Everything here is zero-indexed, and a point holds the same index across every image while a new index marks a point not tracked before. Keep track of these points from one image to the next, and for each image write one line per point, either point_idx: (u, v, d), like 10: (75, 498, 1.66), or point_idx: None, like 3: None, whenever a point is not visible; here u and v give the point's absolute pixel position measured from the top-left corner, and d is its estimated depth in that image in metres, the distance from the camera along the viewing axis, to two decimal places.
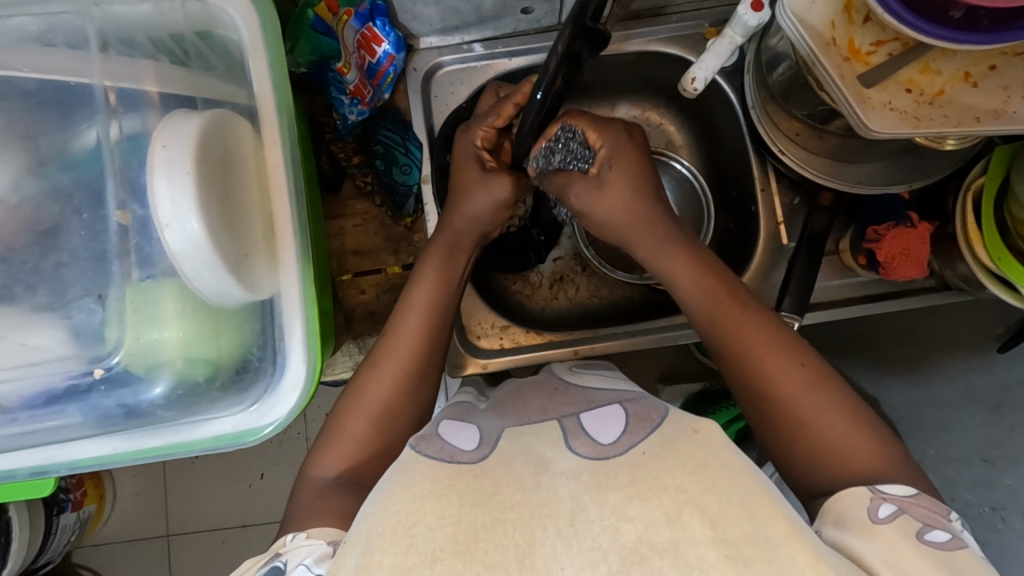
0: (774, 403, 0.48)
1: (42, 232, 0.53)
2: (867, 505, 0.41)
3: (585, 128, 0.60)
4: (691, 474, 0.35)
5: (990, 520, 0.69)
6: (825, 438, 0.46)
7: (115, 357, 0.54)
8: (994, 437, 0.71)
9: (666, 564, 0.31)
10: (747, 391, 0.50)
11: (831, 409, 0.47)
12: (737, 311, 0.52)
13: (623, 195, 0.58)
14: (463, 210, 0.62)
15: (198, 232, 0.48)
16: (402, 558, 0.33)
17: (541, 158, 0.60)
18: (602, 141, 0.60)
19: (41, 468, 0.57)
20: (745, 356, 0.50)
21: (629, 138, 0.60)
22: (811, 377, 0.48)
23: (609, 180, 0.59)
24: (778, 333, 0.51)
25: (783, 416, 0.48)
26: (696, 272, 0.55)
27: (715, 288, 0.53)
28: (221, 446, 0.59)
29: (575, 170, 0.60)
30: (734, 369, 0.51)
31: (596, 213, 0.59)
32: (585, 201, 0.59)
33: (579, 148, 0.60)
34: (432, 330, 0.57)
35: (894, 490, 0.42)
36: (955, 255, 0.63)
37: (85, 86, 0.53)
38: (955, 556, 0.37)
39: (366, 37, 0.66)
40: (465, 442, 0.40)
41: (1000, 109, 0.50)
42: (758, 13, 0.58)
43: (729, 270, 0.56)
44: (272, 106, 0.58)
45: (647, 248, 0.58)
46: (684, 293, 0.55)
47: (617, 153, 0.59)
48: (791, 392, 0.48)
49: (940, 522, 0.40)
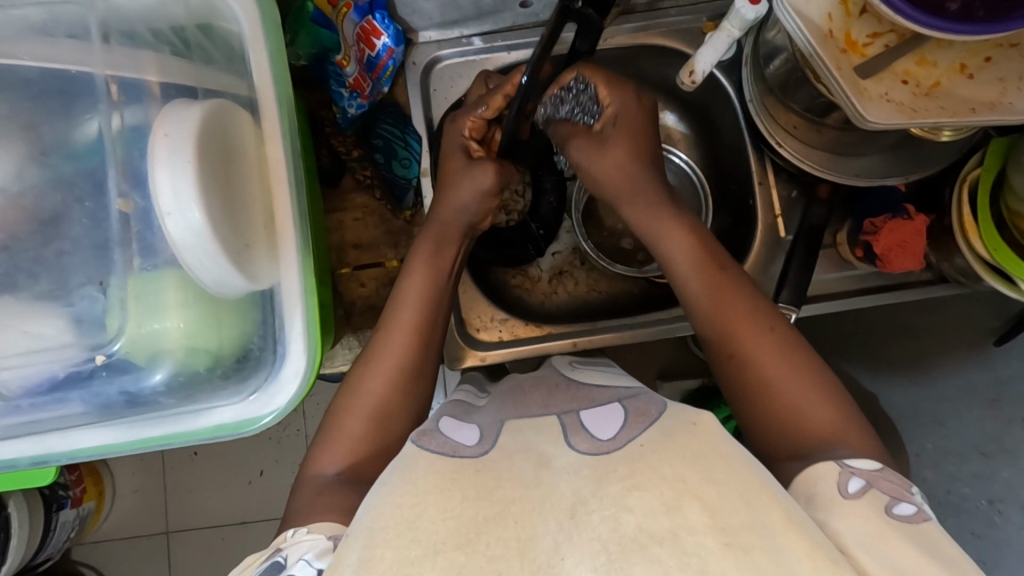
0: (742, 368, 0.49)
1: (45, 221, 0.54)
2: (836, 479, 0.41)
3: (597, 83, 0.59)
4: (688, 463, 0.35)
5: (988, 514, 0.72)
6: (789, 405, 0.47)
7: (116, 345, 0.54)
8: (993, 431, 0.72)
9: (665, 552, 0.31)
10: (723, 359, 0.50)
11: (799, 373, 0.48)
12: (722, 286, 0.52)
13: (621, 156, 0.57)
14: (448, 203, 0.62)
15: (199, 221, 0.48)
16: (406, 551, 0.33)
17: (550, 104, 0.61)
18: (611, 99, 0.59)
19: (41, 458, 0.57)
20: (721, 319, 0.51)
21: (638, 102, 0.59)
22: (783, 346, 0.49)
23: (610, 138, 0.58)
24: (756, 305, 0.51)
25: (749, 373, 0.49)
26: (690, 250, 0.54)
27: (700, 252, 0.54)
28: (222, 435, 0.59)
29: (580, 122, 0.60)
30: (706, 333, 0.52)
31: (590, 169, 0.59)
32: (585, 156, 0.59)
33: (589, 101, 0.59)
34: (425, 324, 0.57)
35: (860, 463, 0.43)
36: (953, 250, 0.64)
37: (87, 77, 0.54)
38: (922, 531, 0.38)
39: (366, 29, 0.67)
40: (467, 438, 0.41)
41: (997, 101, 0.50)
42: (755, 5, 0.58)
43: (724, 250, 0.55)
44: (272, 98, 0.58)
45: (638, 209, 0.57)
46: (676, 269, 0.54)
47: (624, 114, 0.58)
48: (765, 362, 0.49)
49: (904, 495, 0.40)
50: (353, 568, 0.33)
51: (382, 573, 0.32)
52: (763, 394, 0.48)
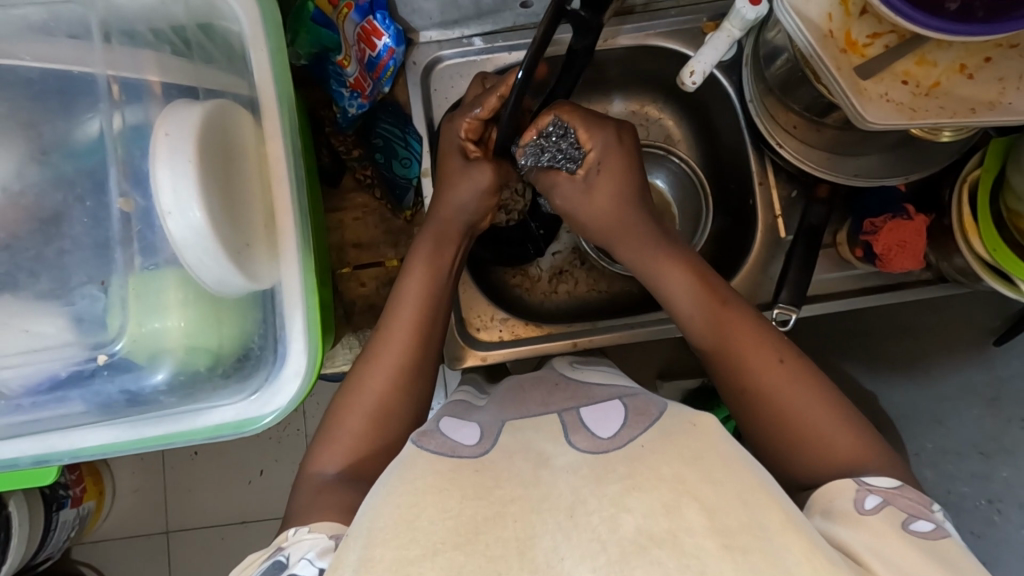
0: (762, 407, 0.49)
1: (45, 220, 0.54)
2: (853, 496, 0.42)
3: (577, 128, 0.59)
4: (687, 464, 0.35)
5: (988, 513, 0.72)
6: (814, 440, 0.47)
7: (117, 344, 0.55)
8: (992, 430, 0.73)
9: (663, 553, 0.32)
10: (738, 392, 0.51)
11: (817, 404, 0.48)
12: (729, 317, 0.52)
13: (610, 200, 0.59)
14: (446, 202, 0.62)
15: (200, 220, 0.48)
16: (406, 550, 0.33)
17: (531, 154, 0.59)
18: (593, 142, 0.59)
19: (43, 457, 0.57)
20: (732, 357, 0.51)
21: (620, 142, 0.60)
22: (796, 374, 0.49)
23: (595, 185, 0.59)
24: (766, 333, 0.51)
25: (773, 412, 0.48)
26: (693, 286, 0.54)
27: (703, 289, 0.54)
28: (224, 434, 0.60)
29: (563, 169, 0.60)
30: (720, 373, 0.52)
31: (579, 213, 0.60)
32: (570, 202, 0.60)
33: (570, 148, 0.59)
34: (425, 323, 0.57)
35: (880, 482, 0.43)
36: (952, 249, 0.64)
37: (87, 76, 0.54)
38: (940, 546, 0.38)
39: (367, 30, 0.67)
40: (466, 437, 0.41)
41: (996, 101, 0.50)
42: (756, 6, 0.59)
43: (722, 279, 0.56)
44: (272, 96, 0.58)
45: (631, 248, 0.59)
46: (681, 305, 0.55)
47: (607, 157, 0.59)
48: (780, 393, 0.49)
49: (924, 512, 0.40)
50: (352, 567, 0.33)
51: (381, 573, 0.32)
52: (787, 432, 0.48)
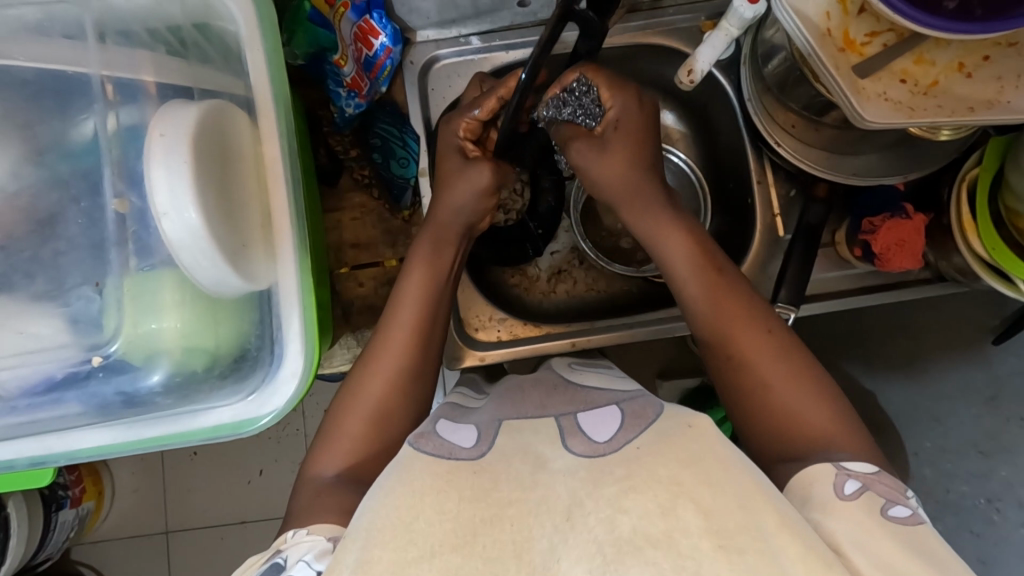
0: (740, 369, 0.49)
1: (42, 221, 0.53)
2: (833, 481, 0.41)
3: (599, 86, 0.59)
4: (684, 466, 0.35)
5: (987, 512, 0.72)
6: (784, 408, 0.47)
7: (112, 345, 0.55)
8: (991, 429, 0.73)
9: (659, 554, 0.31)
10: (718, 356, 0.51)
11: (793, 376, 0.48)
12: (720, 282, 0.52)
13: (624, 161, 0.57)
14: (444, 202, 0.62)
15: (196, 221, 0.48)
16: (403, 553, 0.33)
17: (552, 107, 0.61)
18: (613, 101, 0.59)
19: (40, 459, 0.57)
20: (717, 320, 0.51)
21: (640, 107, 0.59)
22: (779, 347, 0.50)
23: (611, 142, 0.58)
24: (752, 304, 0.52)
25: (748, 374, 0.49)
26: (689, 254, 0.54)
27: (701, 255, 0.54)
28: (221, 436, 0.59)
29: (581, 125, 0.61)
30: (699, 332, 0.52)
31: (591, 173, 0.59)
32: (583, 157, 0.59)
33: (591, 104, 0.60)
34: (424, 322, 0.57)
35: (858, 467, 0.43)
36: (951, 247, 0.63)
37: (82, 77, 0.54)
38: (918, 534, 0.38)
39: (364, 29, 0.66)
40: (463, 439, 0.40)
41: (994, 99, 0.50)
42: (754, 5, 0.58)
43: (722, 252, 0.55)
44: (268, 97, 0.58)
45: (638, 214, 0.57)
46: (675, 264, 0.54)
47: (625, 117, 0.59)
48: (757, 358, 0.49)
49: (900, 498, 0.41)
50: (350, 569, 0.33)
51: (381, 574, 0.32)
52: (758, 395, 0.48)
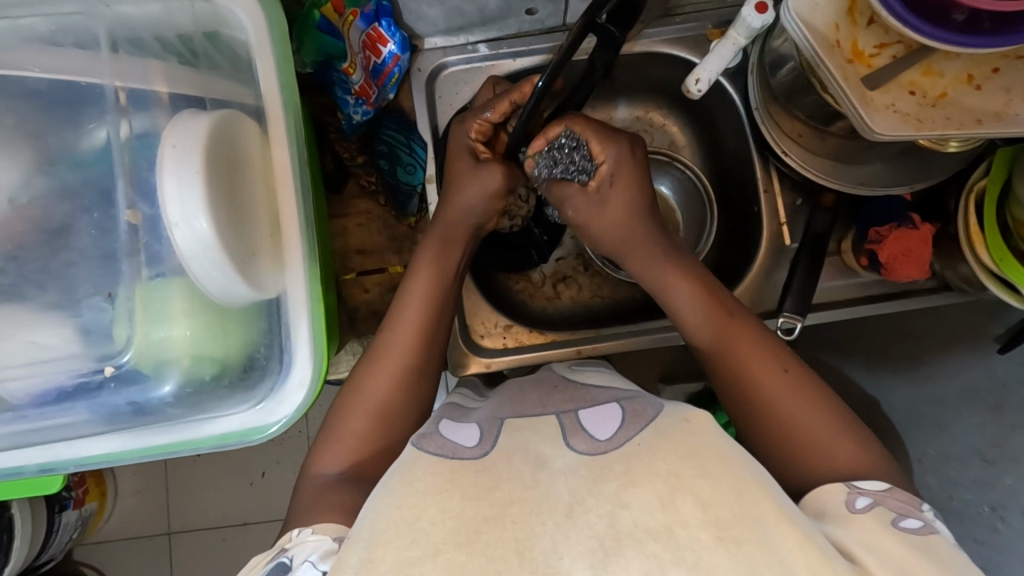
0: (761, 411, 0.49)
1: (53, 232, 0.54)
2: (844, 497, 0.42)
3: (588, 138, 0.58)
4: (683, 460, 0.35)
5: (990, 520, 0.69)
6: (811, 447, 0.47)
7: (125, 356, 0.55)
8: (993, 437, 0.70)
9: (660, 547, 0.32)
10: (748, 423, 0.50)
11: (816, 417, 0.48)
12: (730, 324, 0.52)
13: (624, 211, 0.58)
14: (454, 203, 0.61)
15: (205, 230, 0.48)
16: (406, 552, 0.33)
17: (544, 166, 0.58)
18: (605, 155, 0.58)
19: (48, 465, 0.58)
20: (735, 364, 0.51)
21: (633, 155, 0.58)
22: (797, 384, 0.50)
23: (608, 198, 0.58)
24: (763, 340, 0.52)
25: (769, 419, 0.49)
26: (694, 293, 0.54)
27: (709, 297, 0.54)
28: (229, 443, 0.60)
29: (575, 181, 0.59)
30: (717, 373, 0.52)
31: (592, 226, 0.59)
32: (582, 215, 0.59)
33: (582, 160, 0.58)
34: (429, 326, 0.57)
35: (869, 484, 0.43)
36: (957, 257, 0.63)
37: (95, 87, 0.54)
38: (931, 544, 0.38)
39: (372, 37, 0.66)
40: (466, 438, 0.40)
41: (1001, 111, 0.50)
42: (762, 14, 0.59)
43: (729, 291, 0.55)
44: (280, 106, 0.58)
45: (641, 262, 0.57)
46: (695, 334, 0.54)
47: (621, 169, 0.58)
48: (780, 401, 0.49)
49: (913, 512, 0.41)
50: (353, 569, 0.33)
51: (382, 573, 0.32)
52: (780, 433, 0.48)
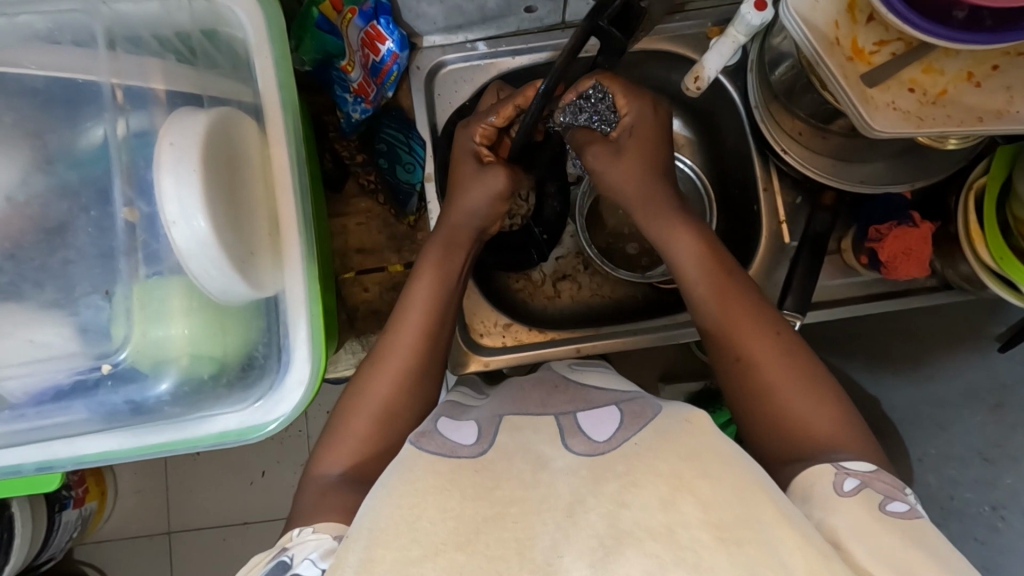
0: (750, 375, 0.49)
1: (51, 230, 0.54)
2: (831, 479, 0.41)
3: (614, 92, 0.60)
4: (685, 461, 0.35)
5: (990, 519, 0.69)
6: (794, 415, 0.47)
7: (122, 354, 0.55)
8: (993, 436, 0.69)
9: (659, 546, 0.32)
10: (736, 389, 0.50)
11: (805, 385, 0.48)
12: (730, 289, 0.52)
13: (637, 167, 0.58)
14: (457, 205, 0.62)
15: (204, 229, 0.48)
16: (406, 551, 0.33)
17: (569, 113, 0.63)
18: (629, 107, 0.60)
19: (46, 464, 0.58)
20: (728, 328, 0.51)
21: (655, 112, 0.60)
22: (787, 351, 0.50)
23: (626, 148, 0.59)
24: (763, 306, 0.52)
25: (757, 386, 0.49)
26: (699, 253, 0.54)
27: (711, 258, 0.54)
28: (227, 442, 0.60)
29: (597, 130, 0.63)
30: (712, 337, 0.52)
31: (607, 177, 0.60)
32: (600, 162, 0.60)
33: (606, 110, 0.63)
34: (432, 327, 0.57)
35: (855, 465, 0.43)
36: (958, 256, 0.63)
37: (92, 85, 0.54)
38: (920, 530, 0.38)
39: (370, 35, 0.66)
40: (465, 437, 0.40)
41: (1002, 109, 0.50)
42: (761, 11, 0.58)
43: (739, 269, 0.55)
44: (278, 105, 0.58)
45: (648, 216, 0.58)
46: (694, 291, 0.53)
47: (641, 123, 0.60)
48: (780, 387, 0.48)
49: (897, 494, 0.41)
50: (353, 569, 0.33)
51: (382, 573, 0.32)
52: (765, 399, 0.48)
